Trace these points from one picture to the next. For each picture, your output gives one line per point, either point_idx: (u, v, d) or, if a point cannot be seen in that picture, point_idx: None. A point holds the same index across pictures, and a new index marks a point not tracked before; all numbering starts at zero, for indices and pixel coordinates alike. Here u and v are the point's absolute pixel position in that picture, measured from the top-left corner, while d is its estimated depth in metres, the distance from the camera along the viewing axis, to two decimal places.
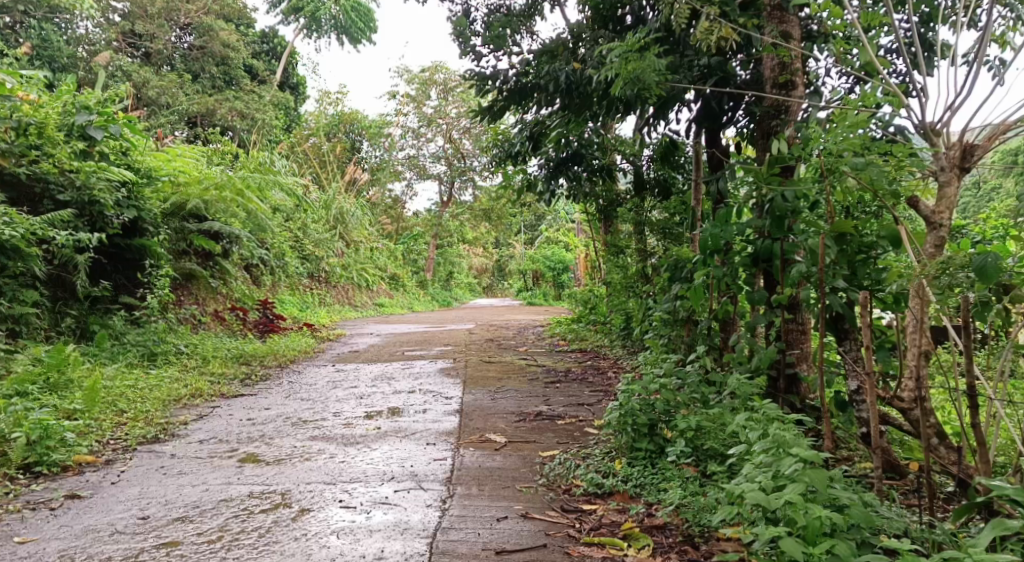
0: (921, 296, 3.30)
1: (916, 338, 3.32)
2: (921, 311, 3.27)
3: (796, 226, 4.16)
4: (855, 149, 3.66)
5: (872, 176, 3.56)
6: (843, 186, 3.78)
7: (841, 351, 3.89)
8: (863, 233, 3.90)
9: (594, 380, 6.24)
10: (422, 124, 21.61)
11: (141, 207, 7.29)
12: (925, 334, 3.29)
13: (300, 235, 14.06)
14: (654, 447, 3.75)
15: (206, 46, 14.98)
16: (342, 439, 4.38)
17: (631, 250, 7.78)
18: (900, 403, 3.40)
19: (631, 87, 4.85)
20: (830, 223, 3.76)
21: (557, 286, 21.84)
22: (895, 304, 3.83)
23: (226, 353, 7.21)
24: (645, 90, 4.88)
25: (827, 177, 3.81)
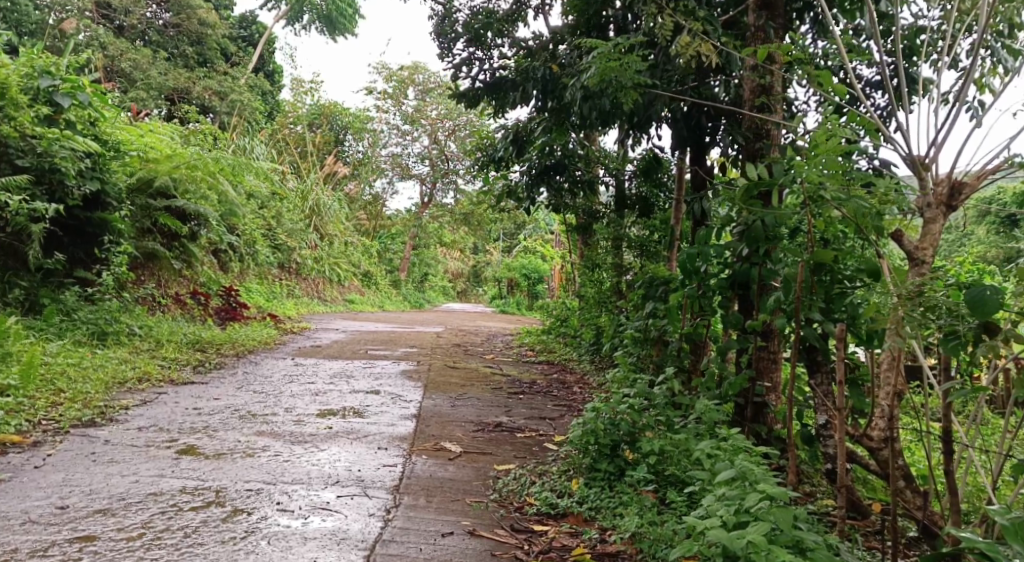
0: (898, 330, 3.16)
1: (892, 375, 3.19)
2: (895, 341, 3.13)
3: (774, 252, 4.02)
4: (840, 177, 3.53)
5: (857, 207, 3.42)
6: (825, 217, 3.64)
7: (813, 384, 3.75)
8: (843, 265, 3.75)
9: (559, 394, 6.08)
10: (405, 123, 21.50)
11: (105, 180, 7.04)
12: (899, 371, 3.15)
13: (272, 224, 13.83)
14: (614, 469, 3.60)
15: (182, 25, 14.71)
16: (290, 437, 4.18)
17: (606, 265, 7.66)
18: (870, 442, 3.25)
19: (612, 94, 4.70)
20: (810, 253, 3.62)
21: (531, 295, 21.73)
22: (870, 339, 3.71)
23: (182, 338, 6.97)
24: (623, 96, 4.71)
25: (810, 206, 3.66)
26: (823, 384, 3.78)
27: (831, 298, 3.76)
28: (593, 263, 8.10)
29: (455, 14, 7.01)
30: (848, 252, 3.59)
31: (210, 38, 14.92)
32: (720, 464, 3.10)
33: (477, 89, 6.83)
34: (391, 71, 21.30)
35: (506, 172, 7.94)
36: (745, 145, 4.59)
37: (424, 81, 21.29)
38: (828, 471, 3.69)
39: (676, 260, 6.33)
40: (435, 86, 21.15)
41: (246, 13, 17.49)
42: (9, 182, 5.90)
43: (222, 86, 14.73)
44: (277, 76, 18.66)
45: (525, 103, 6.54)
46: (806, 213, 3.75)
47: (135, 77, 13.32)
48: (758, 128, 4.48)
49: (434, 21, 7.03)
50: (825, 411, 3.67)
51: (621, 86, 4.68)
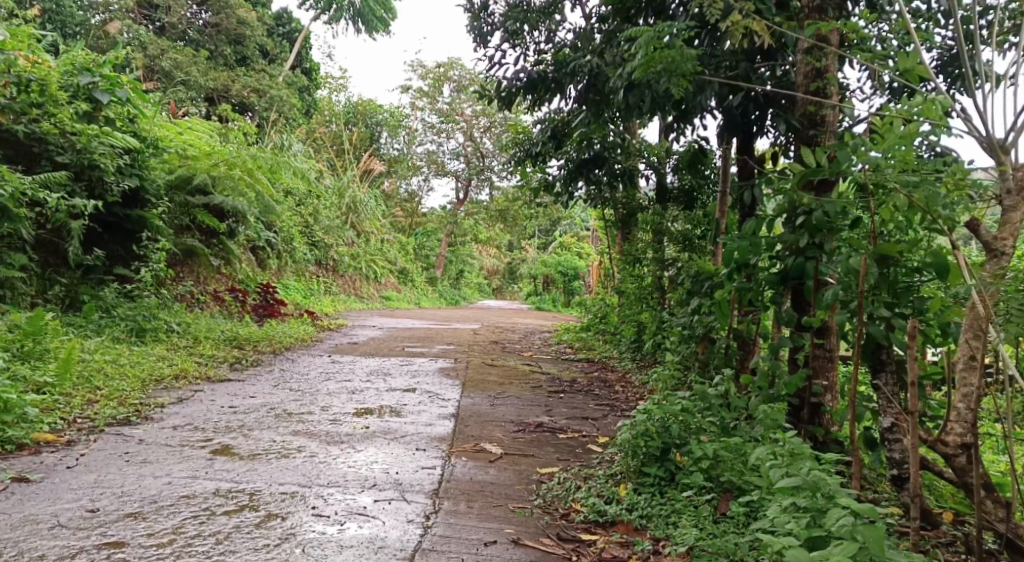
0: (975, 329, 2.97)
1: (969, 377, 2.97)
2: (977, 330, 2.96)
3: (831, 244, 3.81)
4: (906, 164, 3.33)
5: (931, 194, 3.21)
6: (889, 206, 3.42)
7: (876, 385, 3.53)
8: (910, 258, 3.52)
9: (601, 393, 5.90)
10: (441, 120, 21.43)
11: (143, 176, 7.01)
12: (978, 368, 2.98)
13: (309, 221, 13.82)
14: (664, 474, 3.41)
15: (220, 24, 14.73)
16: (326, 437, 4.06)
17: (647, 260, 7.45)
18: (944, 448, 3.03)
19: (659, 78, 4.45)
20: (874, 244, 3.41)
21: (566, 293, 21.48)
22: (939, 337, 3.47)
23: (219, 334, 6.91)
24: (672, 82, 4.49)
25: (873, 196, 3.45)
26: (888, 386, 3.54)
27: (894, 294, 3.54)
28: (632, 258, 7.90)
29: (491, 8, 6.84)
30: (916, 243, 3.40)
31: (248, 36, 14.93)
32: (782, 471, 2.90)
33: (513, 83, 6.65)
34: (427, 68, 21.22)
35: (544, 167, 7.78)
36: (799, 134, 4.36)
37: (459, 78, 21.13)
38: (894, 478, 3.48)
39: (721, 255, 6.12)
40: (470, 82, 20.99)
41: (282, 11, 17.47)
42: (46, 179, 5.86)
43: (259, 83, 14.74)
44: (314, 74, 18.64)
45: (564, 96, 6.34)
46: (868, 203, 3.54)
47: (174, 76, 13.37)
48: (812, 114, 4.19)
49: (470, 14, 6.85)
50: (889, 414, 3.45)
51: (668, 73, 4.48)
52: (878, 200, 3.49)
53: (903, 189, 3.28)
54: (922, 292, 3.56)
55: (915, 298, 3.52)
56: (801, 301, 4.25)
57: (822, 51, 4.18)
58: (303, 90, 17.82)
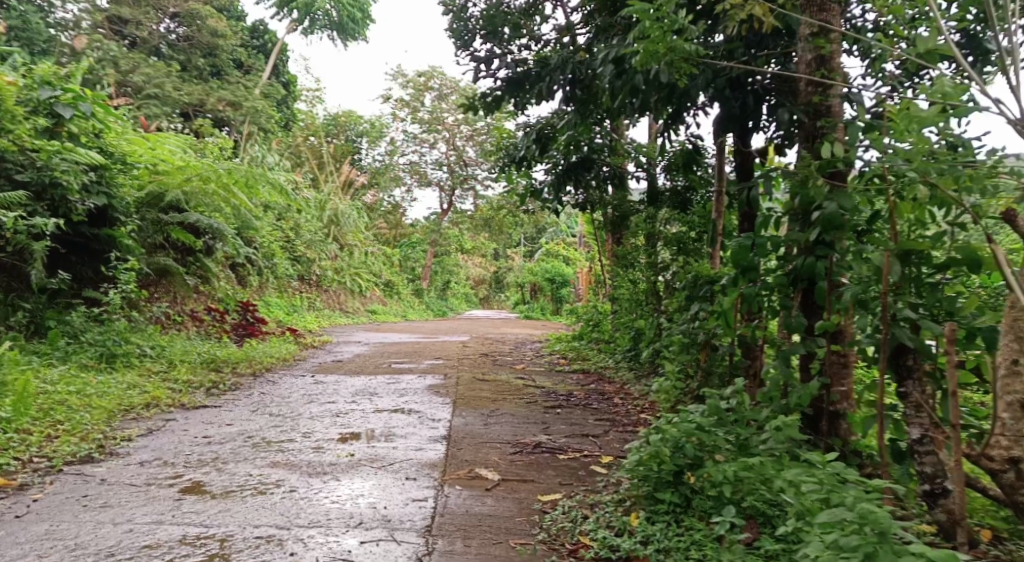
0: (1015, 332, 2.74)
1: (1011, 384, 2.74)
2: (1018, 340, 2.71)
3: (844, 242, 3.53)
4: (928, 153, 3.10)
5: (962, 176, 2.97)
6: (911, 197, 3.15)
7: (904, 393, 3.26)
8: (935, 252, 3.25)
9: (599, 407, 5.60)
10: (423, 130, 21.17)
11: (111, 194, 6.66)
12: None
13: (290, 236, 13.49)
14: (679, 500, 3.18)
15: (193, 37, 14.37)
16: (308, 468, 3.73)
17: (640, 265, 7.16)
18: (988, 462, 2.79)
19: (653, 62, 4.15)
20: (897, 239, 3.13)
21: (554, 300, 21.20)
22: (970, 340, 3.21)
23: (195, 357, 6.54)
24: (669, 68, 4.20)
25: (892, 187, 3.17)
26: (917, 394, 3.30)
27: (918, 294, 3.27)
28: (623, 263, 7.59)
29: (471, 9, 6.52)
30: (940, 237, 3.11)
31: (222, 48, 14.57)
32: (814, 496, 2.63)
33: (496, 85, 6.33)
34: (407, 78, 20.93)
35: (529, 171, 7.52)
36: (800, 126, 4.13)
37: (440, 87, 20.85)
38: (927, 493, 3.22)
39: (719, 258, 5.85)
40: (451, 91, 20.72)
41: (257, 23, 17.12)
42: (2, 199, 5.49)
43: (236, 96, 14.39)
44: (292, 87, 18.30)
45: (548, 96, 6.05)
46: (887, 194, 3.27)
47: (147, 91, 12.98)
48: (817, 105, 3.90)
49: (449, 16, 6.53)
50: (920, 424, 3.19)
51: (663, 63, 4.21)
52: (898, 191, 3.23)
53: (925, 178, 3.02)
54: (948, 289, 3.30)
55: (942, 297, 3.26)
56: (813, 304, 3.96)
57: (826, 33, 3.94)
58: (282, 103, 17.47)
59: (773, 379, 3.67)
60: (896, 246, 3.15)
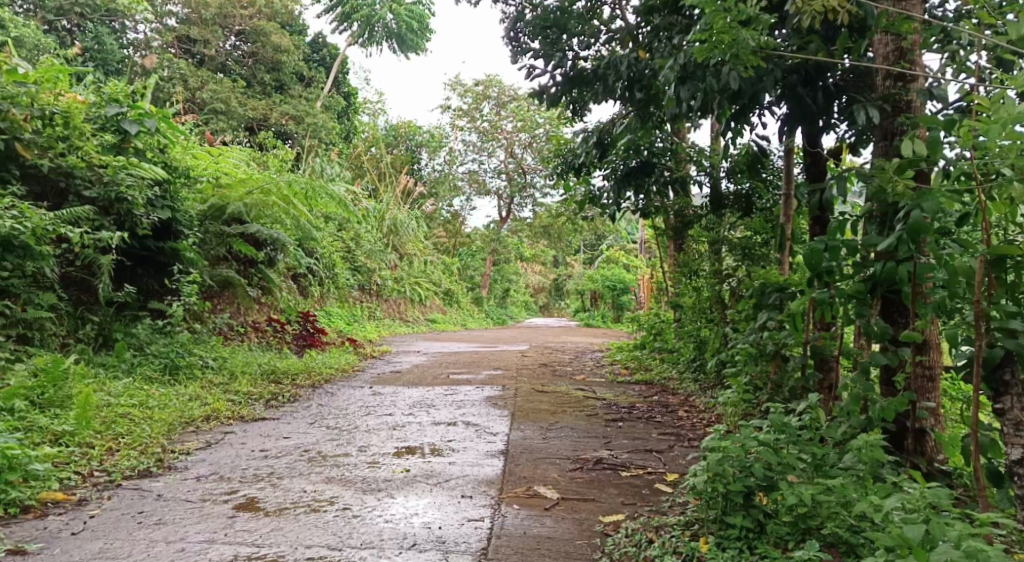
0: None
1: None
2: None
3: (931, 245, 3.34)
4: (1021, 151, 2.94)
5: None
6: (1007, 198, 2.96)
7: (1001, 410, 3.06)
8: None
9: (663, 420, 5.43)
10: (482, 138, 21.20)
11: (175, 208, 6.73)
12: None
13: (351, 246, 13.60)
14: (752, 524, 3.02)
15: (257, 53, 14.58)
16: (362, 484, 3.66)
17: (703, 273, 6.96)
18: None
19: (719, 55, 3.99)
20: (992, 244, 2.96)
21: (614, 307, 21.00)
22: None
23: (257, 368, 6.49)
24: (736, 59, 4.02)
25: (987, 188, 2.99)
26: (1014, 410, 3.11)
27: (1016, 302, 3.08)
28: (685, 270, 7.38)
29: (528, 15, 6.42)
30: None
31: (286, 63, 14.77)
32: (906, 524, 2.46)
33: (554, 88, 6.19)
34: (466, 87, 20.99)
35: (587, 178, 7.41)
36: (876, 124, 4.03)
37: (498, 95, 20.85)
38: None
39: (787, 265, 5.61)
40: (510, 100, 20.72)
41: (318, 37, 17.32)
42: (69, 215, 5.55)
43: (298, 109, 14.56)
44: (353, 99, 18.46)
45: (608, 98, 5.88)
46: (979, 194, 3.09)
47: (213, 107, 13.21)
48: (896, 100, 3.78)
49: (506, 24, 6.45)
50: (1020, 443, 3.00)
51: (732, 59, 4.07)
52: (990, 191, 3.07)
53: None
54: None
55: None
56: (894, 312, 3.76)
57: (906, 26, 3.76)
58: (342, 115, 17.65)
59: (853, 393, 3.48)
60: (990, 249, 3.00)
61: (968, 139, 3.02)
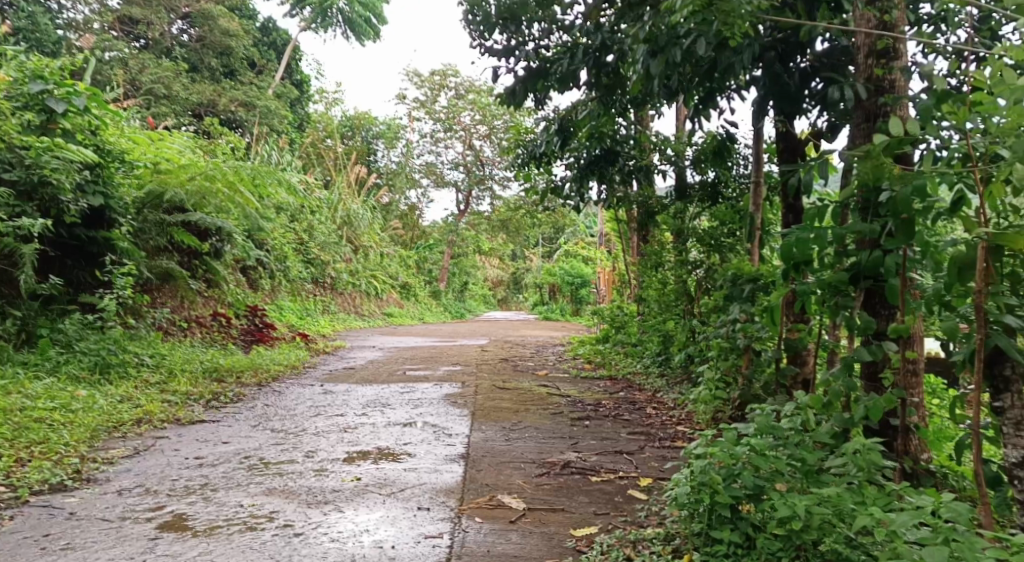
0: None
1: None
2: None
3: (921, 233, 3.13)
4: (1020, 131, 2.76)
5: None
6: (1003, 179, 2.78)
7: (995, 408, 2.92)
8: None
9: (631, 419, 5.14)
10: (440, 129, 20.83)
11: (108, 193, 6.24)
12: None
13: (303, 238, 13.12)
14: (740, 540, 2.79)
15: (204, 37, 13.92)
16: (307, 496, 3.30)
17: (669, 264, 6.67)
18: None
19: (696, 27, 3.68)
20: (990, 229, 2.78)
21: (574, 301, 20.81)
22: None
23: (197, 366, 5.98)
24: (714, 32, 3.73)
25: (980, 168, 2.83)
26: (1014, 409, 2.93)
27: (1016, 293, 2.90)
28: (651, 262, 7.08)
29: None
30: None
31: (235, 47, 14.17)
32: None
33: (517, 73, 5.84)
34: (423, 77, 20.57)
35: (550, 168, 7.18)
36: (853, 106, 3.79)
37: (457, 85, 20.52)
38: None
39: (757, 254, 5.32)
40: (468, 90, 20.40)
41: (269, 21, 16.69)
42: None
43: (248, 95, 14.00)
44: (305, 86, 17.86)
45: (574, 81, 5.54)
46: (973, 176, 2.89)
47: (158, 91, 12.58)
48: (880, 79, 3.59)
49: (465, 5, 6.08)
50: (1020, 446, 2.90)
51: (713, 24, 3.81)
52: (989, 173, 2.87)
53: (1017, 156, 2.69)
54: None
55: None
56: (876, 303, 3.50)
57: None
58: (294, 103, 17.09)
59: (837, 390, 3.22)
60: (992, 235, 2.76)
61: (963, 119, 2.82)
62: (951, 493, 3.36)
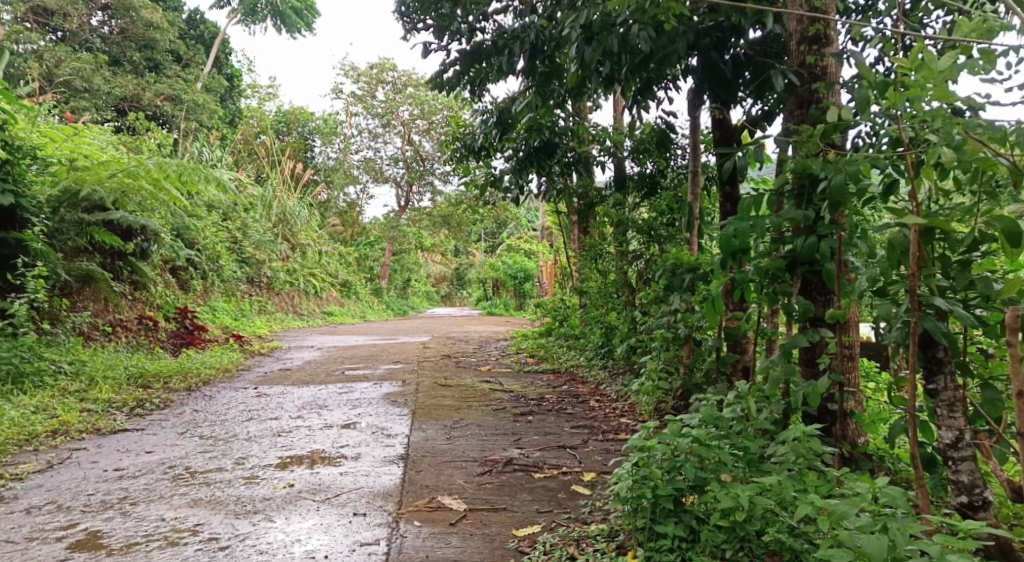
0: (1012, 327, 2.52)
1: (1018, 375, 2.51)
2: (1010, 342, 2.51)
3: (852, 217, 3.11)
4: (949, 114, 2.76)
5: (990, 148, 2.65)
6: (933, 162, 2.76)
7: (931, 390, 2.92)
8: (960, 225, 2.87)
9: (575, 413, 5.06)
10: (377, 124, 20.54)
11: (19, 191, 5.89)
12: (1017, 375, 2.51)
13: (237, 236, 12.75)
14: (684, 533, 2.72)
15: (127, 29, 13.40)
16: (235, 505, 3.13)
17: (609, 255, 6.61)
18: None
19: None
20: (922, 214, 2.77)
21: (518, 295, 20.74)
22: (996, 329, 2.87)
23: (121, 371, 5.69)
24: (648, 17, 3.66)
25: (911, 151, 2.80)
26: (949, 391, 2.91)
27: (949, 274, 2.89)
28: (592, 253, 7.00)
29: None
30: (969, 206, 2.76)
31: (160, 40, 13.68)
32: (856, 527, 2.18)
33: (452, 62, 5.67)
34: (359, 71, 20.23)
35: (489, 161, 7.08)
36: (787, 93, 3.75)
37: (394, 79, 20.25)
38: (963, 505, 2.87)
39: (697, 244, 5.29)
40: (406, 85, 20.15)
41: (196, 13, 16.17)
42: None
43: (174, 89, 13.57)
44: (236, 81, 17.38)
45: (510, 69, 5.41)
46: (904, 160, 2.87)
47: (78, 86, 12.05)
48: (813, 64, 3.57)
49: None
50: (955, 426, 2.89)
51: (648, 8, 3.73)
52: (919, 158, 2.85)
53: (946, 140, 2.69)
54: (978, 268, 2.92)
55: (975, 276, 2.87)
56: (813, 289, 3.46)
57: None
58: (224, 98, 16.61)
59: (775, 377, 3.17)
60: (923, 219, 2.76)
61: (895, 104, 2.79)
62: (890, 476, 3.36)
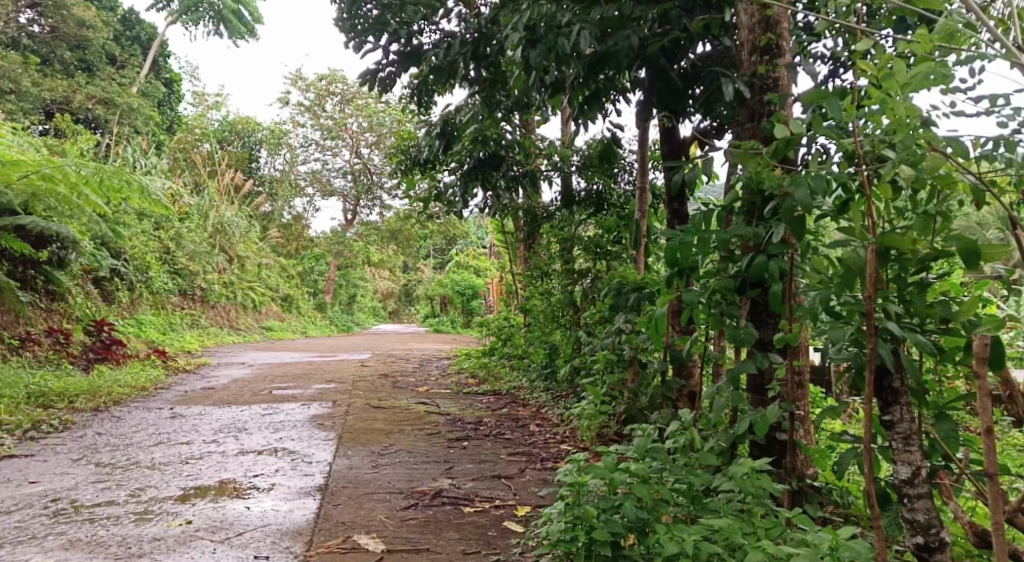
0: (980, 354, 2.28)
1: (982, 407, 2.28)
2: (978, 373, 2.27)
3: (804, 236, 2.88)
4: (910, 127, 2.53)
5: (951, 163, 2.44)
6: (891, 176, 2.54)
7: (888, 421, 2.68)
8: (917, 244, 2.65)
9: (513, 439, 4.74)
10: (325, 136, 20.06)
11: None
12: (983, 407, 2.28)
13: (169, 247, 12.19)
14: None
15: (58, 27, 12.78)
16: (118, 548, 2.75)
17: (554, 273, 6.34)
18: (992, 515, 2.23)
19: None
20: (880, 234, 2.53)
21: (465, 312, 20.39)
22: (953, 357, 2.65)
23: (21, 390, 5.21)
24: None
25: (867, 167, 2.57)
26: (905, 423, 2.67)
27: (905, 297, 2.66)
28: (538, 271, 6.74)
29: None
30: (928, 225, 2.54)
31: (93, 40, 13.05)
32: None
33: (392, 65, 5.35)
34: (308, 82, 19.73)
35: (435, 174, 6.82)
36: (737, 105, 3.53)
37: (343, 91, 19.78)
38: (920, 545, 2.64)
39: (642, 260, 5.16)
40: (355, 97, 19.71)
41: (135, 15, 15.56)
42: None
43: (107, 92, 12.95)
44: (175, 86, 16.77)
45: (452, 75, 5.11)
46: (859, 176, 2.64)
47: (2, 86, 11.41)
48: (764, 75, 3.35)
49: None
50: (912, 461, 2.65)
51: None
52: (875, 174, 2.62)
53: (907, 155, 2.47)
54: (934, 291, 2.70)
55: (933, 300, 2.65)
56: (761, 312, 3.22)
57: None
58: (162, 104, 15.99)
59: (722, 406, 2.92)
60: (880, 238, 2.52)
61: (852, 117, 2.56)
62: (842, 513, 3.12)
